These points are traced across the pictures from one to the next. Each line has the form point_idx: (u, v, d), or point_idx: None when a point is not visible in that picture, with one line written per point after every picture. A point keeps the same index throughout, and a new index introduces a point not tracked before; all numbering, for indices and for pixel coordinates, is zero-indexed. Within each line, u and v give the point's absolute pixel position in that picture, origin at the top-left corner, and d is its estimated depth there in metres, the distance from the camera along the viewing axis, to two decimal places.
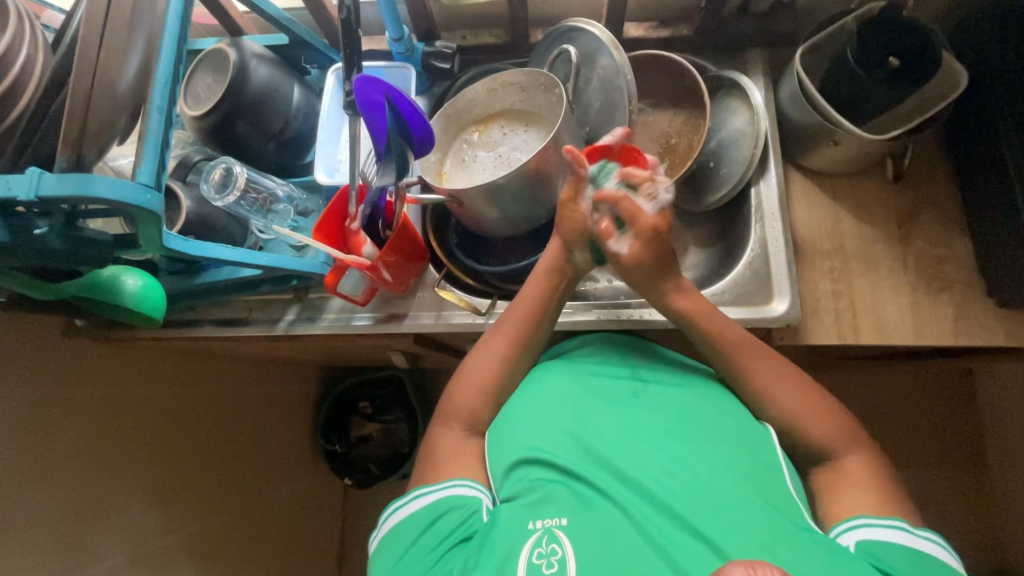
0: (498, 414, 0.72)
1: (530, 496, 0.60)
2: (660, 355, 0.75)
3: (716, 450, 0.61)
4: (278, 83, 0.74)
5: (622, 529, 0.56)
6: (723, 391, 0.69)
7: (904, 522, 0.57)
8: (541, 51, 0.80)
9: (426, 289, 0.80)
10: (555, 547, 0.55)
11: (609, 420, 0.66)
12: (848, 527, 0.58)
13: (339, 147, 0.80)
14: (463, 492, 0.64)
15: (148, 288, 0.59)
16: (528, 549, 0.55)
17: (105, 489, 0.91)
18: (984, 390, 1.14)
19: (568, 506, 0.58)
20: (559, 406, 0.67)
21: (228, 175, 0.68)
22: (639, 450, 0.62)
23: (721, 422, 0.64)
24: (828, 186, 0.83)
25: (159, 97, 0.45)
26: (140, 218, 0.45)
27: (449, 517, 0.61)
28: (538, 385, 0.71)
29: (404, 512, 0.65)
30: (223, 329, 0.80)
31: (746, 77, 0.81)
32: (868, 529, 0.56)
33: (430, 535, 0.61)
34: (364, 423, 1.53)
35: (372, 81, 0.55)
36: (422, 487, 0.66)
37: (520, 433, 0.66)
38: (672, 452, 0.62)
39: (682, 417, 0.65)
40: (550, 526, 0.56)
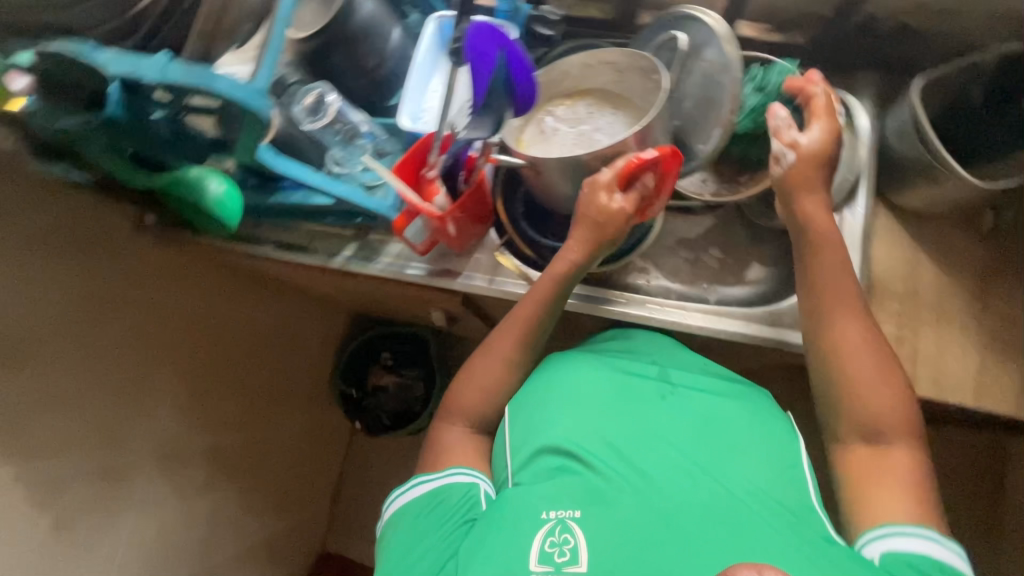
0: (521, 400, 0.72)
1: (548, 483, 0.60)
2: (695, 363, 0.74)
3: (741, 463, 0.60)
4: (382, 20, 0.74)
5: (638, 519, 0.55)
6: (755, 408, 0.68)
7: (937, 534, 0.53)
8: (646, 35, 0.78)
9: (484, 252, 0.80)
10: (567, 537, 0.55)
11: (632, 419, 0.66)
12: (876, 534, 0.54)
13: (425, 96, 0.80)
14: (460, 479, 0.66)
15: (228, 195, 0.59)
16: (540, 537, 0.55)
17: (143, 382, 0.95)
18: (1017, 471, 1.09)
19: (585, 499, 0.58)
20: (584, 398, 0.68)
21: (319, 101, 0.71)
22: (661, 449, 0.62)
23: (753, 437, 0.63)
24: (913, 226, 0.79)
25: (286, 8, 0.46)
26: (245, 123, 0.46)
27: (450, 500, 0.64)
28: (565, 375, 0.71)
29: (407, 498, 0.67)
30: (282, 253, 0.82)
31: (852, 99, 0.78)
32: (894, 538, 0.53)
33: (433, 518, 0.63)
34: (382, 374, 1.56)
35: (492, 33, 0.60)
36: (421, 476, 0.69)
37: (543, 420, 0.67)
38: (695, 457, 0.61)
39: (708, 428, 0.65)
40: (563, 517, 0.56)
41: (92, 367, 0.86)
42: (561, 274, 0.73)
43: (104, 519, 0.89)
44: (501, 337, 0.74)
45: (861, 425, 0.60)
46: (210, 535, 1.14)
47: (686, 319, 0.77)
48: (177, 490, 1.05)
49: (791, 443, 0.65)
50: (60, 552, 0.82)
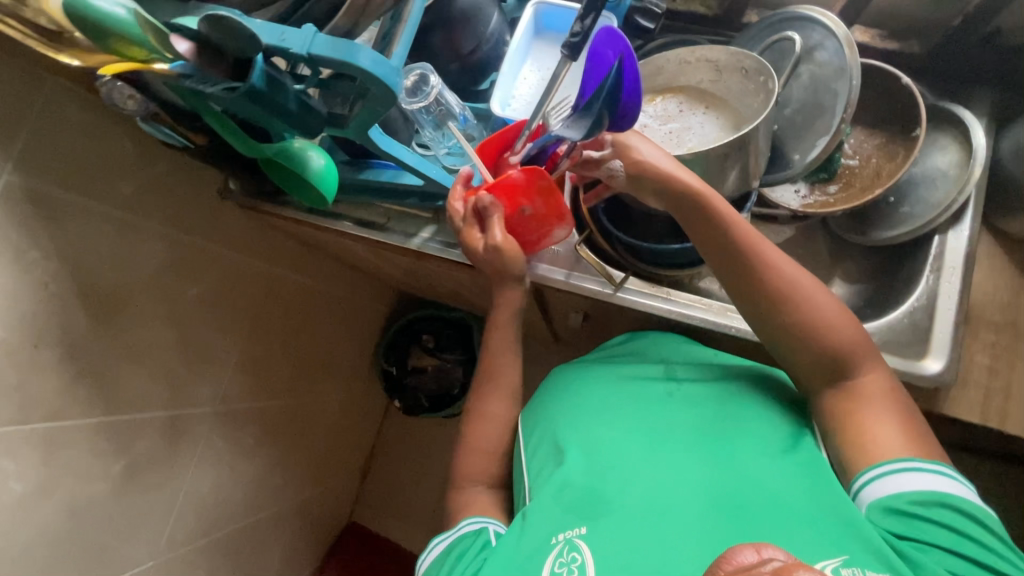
0: (540, 421, 0.73)
1: (558, 499, 0.59)
2: (707, 353, 0.74)
3: (746, 438, 0.60)
4: (484, 3, 0.73)
5: (636, 513, 0.54)
6: (763, 379, 0.67)
7: (897, 463, 0.52)
8: (752, 33, 0.75)
9: (562, 246, 0.79)
10: (575, 556, 0.53)
11: (632, 419, 0.66)
12: (860, 483, 0.53)
13: (516, 83, 0.79)
14: (471, 526, 0.67)
15: (328, 169, 0.62)
16: (550, 559, 0.54)
17: (212, 342, 0.97)
18: None
19: (589, 511, 0.56)
20: (588, 408, 0.70)
21: (421, 81, 0.68)
22: (662, 442, 0.62)
23: (758, 422, 0.62)
24: (1019, 256, 0.75)
25: None
26: (372, 101, 0.47)
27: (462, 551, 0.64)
28: (578, 395, 0.73)
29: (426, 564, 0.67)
30: (360, 230, 0.83)
31: (970, 115, 0.74)
32: (875, 487, 0.52)
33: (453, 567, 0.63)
34: (423, 355, 1.57)
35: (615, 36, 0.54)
36: (434, 540, 0.69)
37: (552, 434, 0.69)
38: (696, 444, 0.61)
39: (710, 415, 0.65)
40: (570, 536, 0.55)
41: (170, 323, 0.88)
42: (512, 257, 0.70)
43: (167, 469, 0.92)
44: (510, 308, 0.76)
45: (831, 360, 0.59)
46: (254, 495, 1.17)
47: None
48: (231, 449, 1.08)
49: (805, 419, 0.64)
50: (126, 496, 0.85)
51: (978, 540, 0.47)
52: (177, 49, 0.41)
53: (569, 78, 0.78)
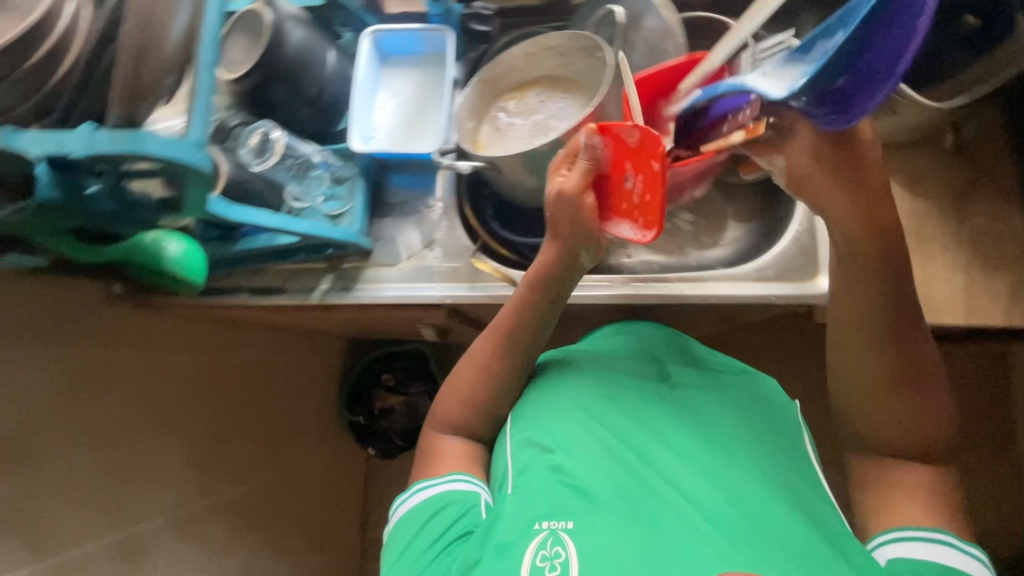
0: (528, 401, 0.71)
1: (543, 495, 0.60)
2: (701, 359, 0.76)
3: (750, 452, 0.62)
4: (314, 45, 0.72)
5: (633, 525, 0.55)
6: (755, 403, 0.69)
7: (931, 536, 0.54)
8: (584, 13, 0.77)
9: (461, 260, 0.78)
10: (558, 550, 0.55)
11: (635, 424, 0.66)
12: (888, 538, 0.56)
13: (373, 115, 0.79)
14: (462, 486, 0.67)
15: (188, 253, 0.58)
16: (532, 550, 0.55)
17: (146, 449, 0.93)
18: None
19: (577, 507, 0.58)
20: (582, 397, 0.69)
21: (265, 141, 0.69)
22: (660, 456, 0.62)
23: (759, 442, 0.63)
24: (881, 159, 0.79)
25: (206, 53, 0.43)
26: (189, 178, 0.46)
27: (447, 511, 0.64)
28: (563, 379, 0.72)
29: (405, 508, 0.68)
30: (259, 298, 0.80)
31: None
32: (901, 546, 0.54)
33: (435, 523, 0.64)
34: (387, 395, 1.54)
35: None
36: (423, 481, 0.69)
37: (542, 427, 0.67)
38: (700, 456, 0.62)
39: (717, 420, 0.66)
40: (556, 528, 0.56)
41: (88, 443, 0.84)
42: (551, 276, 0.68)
43: None
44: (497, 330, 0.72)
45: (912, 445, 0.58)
46: None
47: (670, 291, 0.75)
48: (203, 552, 1.03)
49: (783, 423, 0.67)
50: None
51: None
52: None
53: (428, 98, 0.79)
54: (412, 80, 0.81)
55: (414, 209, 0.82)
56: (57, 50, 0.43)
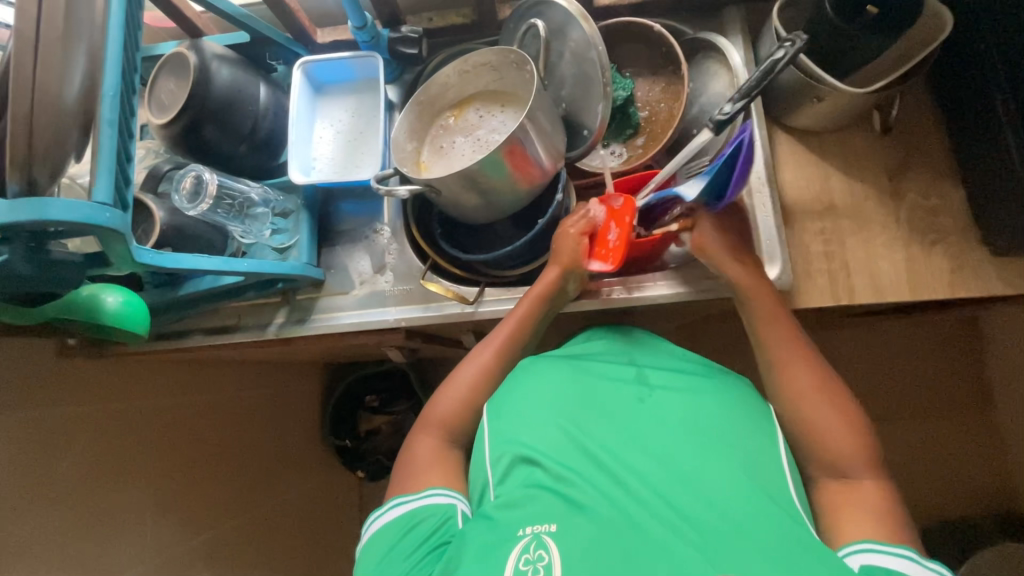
0: (505, 406, 0.71)
1: (525, 504, 0.59)
2: (667, 356, 0.76)
3: (726, 443, 0.61)
4: (242, 83, 0.72)
5: (613, 532, 0.54)
6: (727, 394, 0.68)
7: (905, 552, 0.53)
8: (512, 27, 0.78)
9: (413, 282, 0.79)
10: (542, 553, 0.54)
11: (614, 426, 0.66)
12: (855, 548, 0.54)
13: (313, 145, 0.79)
14: (443, 499, 0.66)
15: (127, 304, 0.57)
16: (515, 553, 0.54)
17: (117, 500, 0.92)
18: (994, 333, 1.06)
19: (558, 513, 0.57)
20: (561, 402, 0.69)
21: (198, 183, 0.66)
22: (640, 459, 0.62)
23: (731, 432, 0.62)
24: (815, 145, 0.81)
25: (108, 109, 0.43)
26: (105, 236, 0.46)
27: (425, 524, 0.63)
28: (539, 382, 0.71)
29: (381, 521, 0.66)
30: (215, 338, 0.80)
31: (725, 39, 0.78)
32: (874, 554, 0.53)
33: (412, 537, 0.63)
34: (372, 416, 1.54)
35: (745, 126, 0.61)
36: (398, 497, 0.68)
37: (523, 434, 0.67)
38: (680, 453, 0.61)
39: (694, 414, 0.65)
40: (539, 532, 0.56)
41: None
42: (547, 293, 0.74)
43: None
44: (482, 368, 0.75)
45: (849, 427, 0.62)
46: None
47: (622, 293, 0.77)
48: None
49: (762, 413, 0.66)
50: None
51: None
52: None
53: (367, 125, 0.80)
54: (349, 107, 0.81)
55: (363, 234, 0.82)
56: None
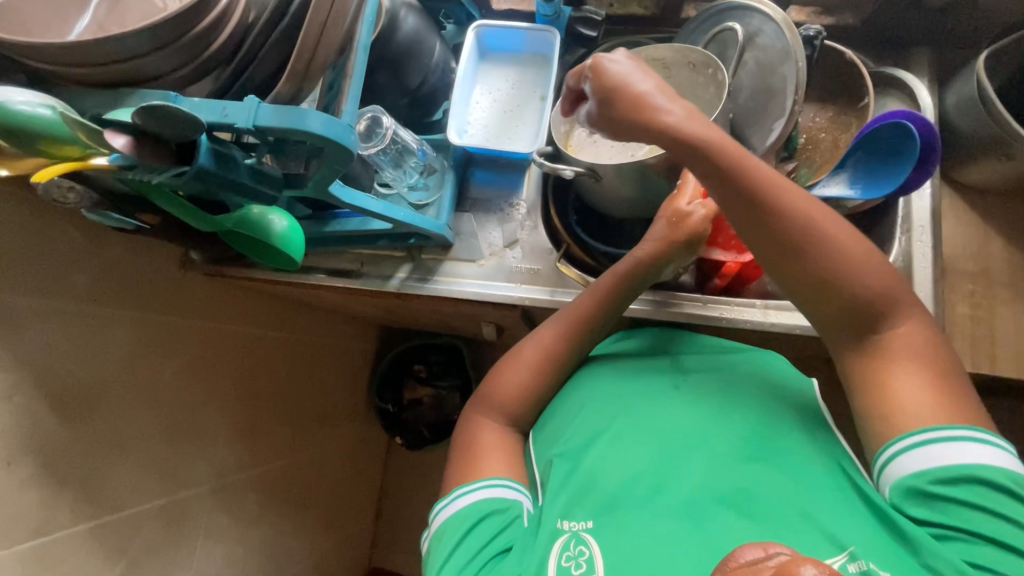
0: (550, 405, 0.71)
1: (564, 494, 0.59)
2: (709, 344, 0.72)
3: (742, 420, 0.59)
4: (424, 34, 0.72)
5: (645, 512, 0.54)
6: (774, 373, 0.65)
7: (949, 434, 0.47)
8: (693, 28, 0.76)
9: (543, 263, 0.78)
10: (582, 549, 0.53)
11: (651, 412, 0.63)
12: (883, 458, 0.50)
13: (469, 109, 0.79)
14: (505, 494, 0.61)
15: (293, 231, 0.59)
16: (556, 551, 0.54)
17: (202, 418, 0.94)
18: None
19: (595, 508, 0.56)
20: (600, 395, 0.67)
21: (373, 124, 0.67)
22: (665, 438, 0.60)
23: (769, 410, 0.60)
24: (979, 204, 0.77)
25: (365, 36, 0.44)
26: (328, 159, 0.45)
27: (487, 523, 0.58)
28: (585, 377, 0.71)
29: (445, 513, 0.61)
30: (335, 280, 0.81)
31: (911, 76, 0.75)
32: (903, 461, 0.49)
33: (476, 536, 0.58)
34: (418, 387, 1.54)
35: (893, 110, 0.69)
36: (459, 487, 0.63)
37: (563, 428, 0.66)
38: (707, 437, 0.58)
39: (733, 396, 0.62)
40: (577, 529, 0.55)
41: (150, 407, 0.84)
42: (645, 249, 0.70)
43: (174, 557, 0.88)
44: (538, 365, 0.70)
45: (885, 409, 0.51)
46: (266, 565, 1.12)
47: (755, 314, 0.76)
48: (236, 523, 1.03)
49: (806, 399, 0.62)
50: None
51: (1017, 520, 0.44)
52: (113, 145, 0.39)
53: (525, 98, 0.79)
54: (509, 78, 0.80)
55: (497, 206, 0.81)
56: (223, 16, 0.41)
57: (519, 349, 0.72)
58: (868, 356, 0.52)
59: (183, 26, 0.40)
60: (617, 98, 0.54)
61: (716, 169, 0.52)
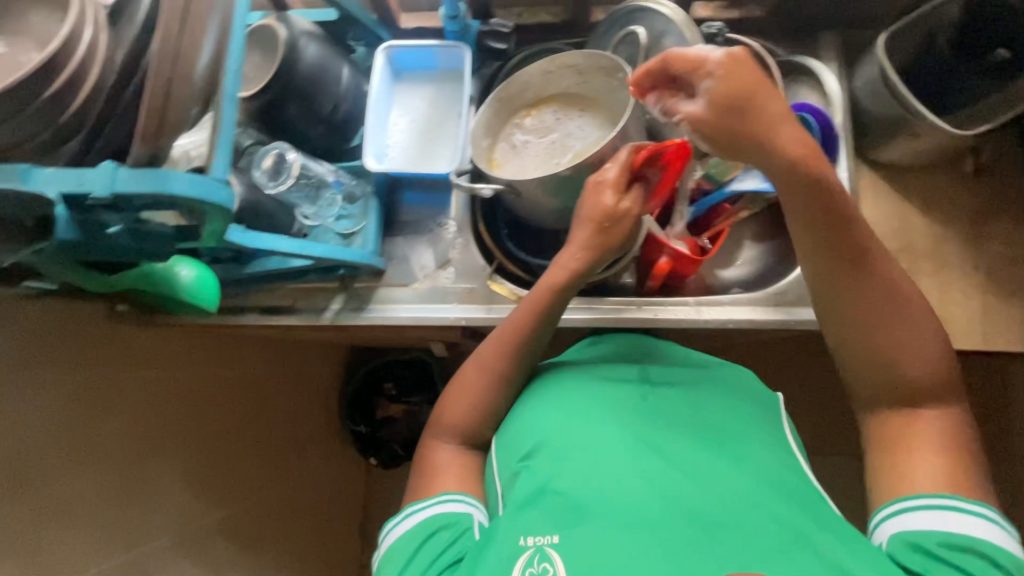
0: (512, 412, 0.69)
1: (530, 508, 0.57)
2: (674, 354, 0.73)
3: (710, 440, 0.60)
4: (328, 61, 0.70)
5: (617, 530, 0.52)
6: (738, 392, 0.67)
7: (955, 505, 0.51)
8: (602, 32, 0.76)
9: (476, 281, 0.77)
10: (546, 566, 0.52)
11: (619, 422, 0.63)
12: (890, 511, 0.54)
13: (388, 132, 0.78)
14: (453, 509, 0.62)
15: (201, 279, 0.57)
16: (519, 568, 0.53)
17: (154, 471, 0.91)
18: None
19: (560, 520, 0.55)
20: (566, 403, 0.66)
21: (280, 162, 0.66)
22: (639, 455, 0.59)
23: (735, 429, 0.62)
24: (898, 181, 0.79)
25: (231, 84, 0.42)
26: (208, 213, 0.44)
27: (439, 535, 0.60)
28: (550, 384, 0.69)
29: (399, 529, 0.62)
30: (268, 318, 0.79)
31: (819, 63, 0.76)
32: (908, 517, 0.52)
33: (428, 550, 0.59)
34: (388, 405, 1.51)
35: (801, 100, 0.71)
36: (413, 503, 0.64)
37: (528, 435, 0.64)
38: (681, 452, 0.59)
39: (697, 414, 0.63)
40: (541, 544, 0.53)
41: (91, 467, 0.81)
42: (577, 259, 0.68)
43: None
44: (490, 377, 0.69)
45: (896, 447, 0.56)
46: None
47: (690, 312, 0.76)
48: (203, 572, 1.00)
49: (768, 420, 0.64)
50: None
51: None
52: None
53: (443, 115, 0.78)
54: (426, 97, 0.79)
55: (427, 227, 0.80)
56: (70, 84, 0.39)
57: (466, 375, 0.70)
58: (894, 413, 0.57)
59: (26, 93, 0.38)
60: (745, 123, 0.51)
61: (806, 187, 0.53)
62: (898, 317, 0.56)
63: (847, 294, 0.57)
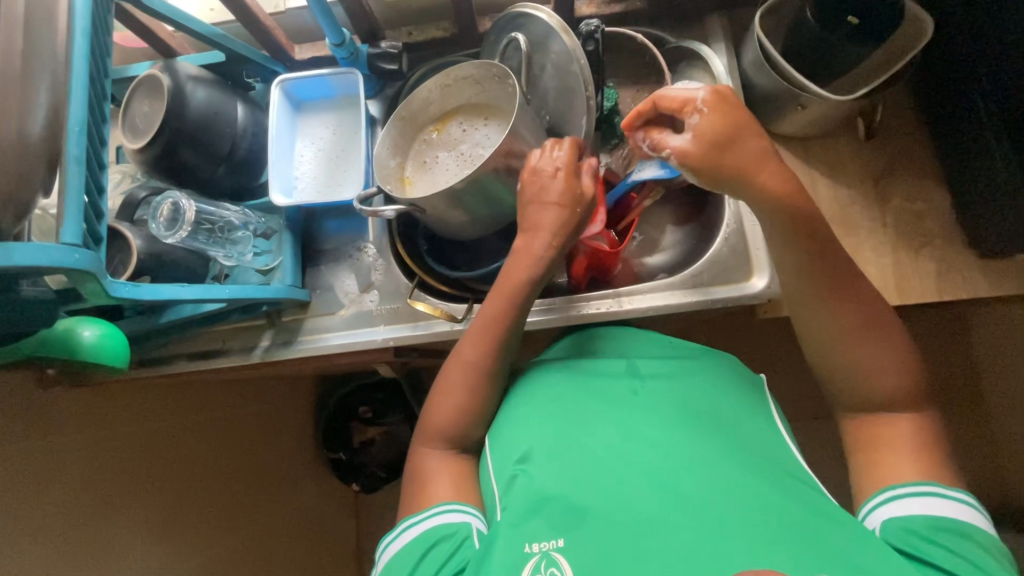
0: (498, 419, 0.67)
1: (529, 514, 0.54)
2: (657, 344, 0.72)
3: (705, 428, 0.59)
4: (220, 103, 0.70)
5: (625, 528, 0.50)
6: (721, 377, 0.66)
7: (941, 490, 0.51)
8: (492, 40, 0.77)
9: (399, 301, 0.78)
10: (553, 572, 0.50)
11: (611, 420, 0.61)
12: (884, 498, 0.53)
13: (295, 164, 0.78)
14: (454, 516, 0.59)
15: (104, 337, 0.56)
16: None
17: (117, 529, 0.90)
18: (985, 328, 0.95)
19: (563, 523, 0.53)
20: (556, 405, 0.64)
21: (176, 211, 0.65)
22: (638, 452, 0.57)
23: (720, 416, 0.61)
24: (802, 150, 0.80)
25: (75, 146, 0.42)
26: (74, 277, 0.44)
27: (438, 547, 0.56)
28: (536, 388, 0.68)
29: (396, 544, 0.60)
30: (198, 363, 0.79)
31: (707, 47, 0.78)
32: (902, 503, 0.52)
33: (427, 564, 0.56)
34: (365, 428, 1.45)
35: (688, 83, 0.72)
36: (409, 517, 0.61)
37: (518, 440, 0.62)
38: (677, 442, 0.57)
39: (687, 404, 0.62)
40: (547, 549, 0.51)
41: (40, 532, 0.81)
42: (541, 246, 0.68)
43: None
44: (465, 387, 0.67)
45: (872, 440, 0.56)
46: None
47: (614, 304, 0.76)
48: None
49: (751, 399, 0.64)
50: None
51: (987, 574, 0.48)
52: None
53: (348, 140, 0.78)
54: (330, 124, 0.80)
55: (346, 253, 0.81)
56: None
57: (444, 379, 0.68)
58: (867, 413, 0.57)
59: None
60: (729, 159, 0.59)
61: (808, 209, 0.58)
62: (867, 323, 0.58)
63: (832, 297, 0.59)
